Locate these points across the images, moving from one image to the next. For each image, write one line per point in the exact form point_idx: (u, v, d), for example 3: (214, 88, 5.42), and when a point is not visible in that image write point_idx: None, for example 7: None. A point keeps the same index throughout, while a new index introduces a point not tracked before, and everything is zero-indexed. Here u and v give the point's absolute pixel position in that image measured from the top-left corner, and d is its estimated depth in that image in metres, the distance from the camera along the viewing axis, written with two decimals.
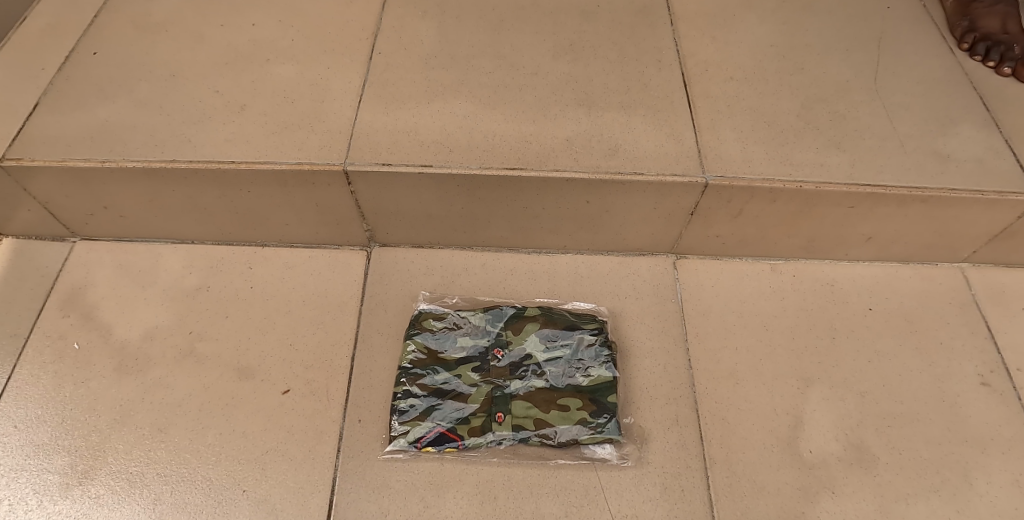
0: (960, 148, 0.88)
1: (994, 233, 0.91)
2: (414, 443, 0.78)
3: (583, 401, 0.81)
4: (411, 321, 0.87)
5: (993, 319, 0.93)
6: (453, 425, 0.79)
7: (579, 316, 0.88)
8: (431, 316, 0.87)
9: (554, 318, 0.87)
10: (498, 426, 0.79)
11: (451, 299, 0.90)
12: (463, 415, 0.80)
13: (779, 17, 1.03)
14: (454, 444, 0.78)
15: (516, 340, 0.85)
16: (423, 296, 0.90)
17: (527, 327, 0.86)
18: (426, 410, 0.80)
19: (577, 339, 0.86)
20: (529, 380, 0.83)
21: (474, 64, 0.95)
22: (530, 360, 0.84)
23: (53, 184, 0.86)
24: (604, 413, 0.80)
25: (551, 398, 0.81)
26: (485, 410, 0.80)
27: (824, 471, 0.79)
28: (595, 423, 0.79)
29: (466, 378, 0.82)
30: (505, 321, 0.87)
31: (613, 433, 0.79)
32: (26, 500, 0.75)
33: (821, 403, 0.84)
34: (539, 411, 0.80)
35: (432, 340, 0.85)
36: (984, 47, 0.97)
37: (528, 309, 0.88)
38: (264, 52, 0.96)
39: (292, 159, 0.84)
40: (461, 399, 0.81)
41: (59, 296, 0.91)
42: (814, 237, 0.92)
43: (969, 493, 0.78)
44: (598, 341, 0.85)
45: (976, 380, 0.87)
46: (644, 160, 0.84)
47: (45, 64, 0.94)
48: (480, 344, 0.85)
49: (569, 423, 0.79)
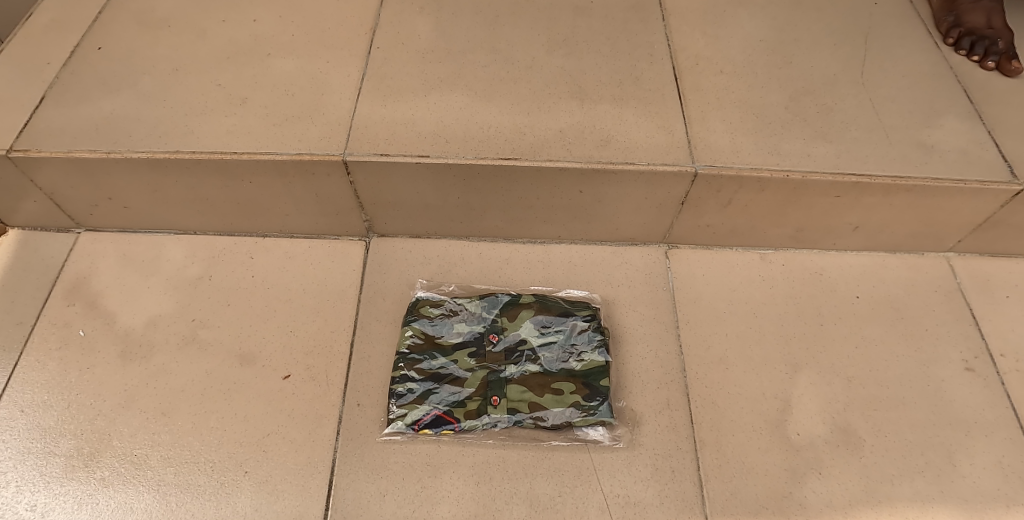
0: (944, 139, 0.91)
1: (978, 222, 0.93)
2: (411, 425, 0.80)
3: (576, 384, 0.83)
4: (408, 308, 0.89)
5: (977, 307, 0.95)
6: (450, 408, 0.81)
7: (573, 303, 0.90)
8: (428, 303, 0.89)
9: (548, 305, 0.89)
10: (494, 409, 0.81)
11: (448, 287, 0.92)
12: (460, 398, 0.82)
13: (769, 12, 1.05)
14: (451, 426, 0.80)
15: (511, 327, 0.87)
16: (421, 284, 0.92)
17: (521, 314, 0.88)
18: (423, 394, 0.82)
19: (570, 326, 0.88)
20: (523, 365, 0.85)
21: (470, 58, 0.97)
22: (525, 346, 0.86)
23: (59, 175, 0.88)
24: (597, 396, 0.82)
25: (545, 382, 0.83)
26: (481, 393, 0.82)
27: (811, 453, 0.81)
28: (588, 406, 0.81)
29: (462, 363, 0.84)
30: (500, 308, 0.89)
31: (605, 415, 0.80)
32: (33, 482, 0.77)
33: (809, 387, 0.86)
34: (533, 394, 0.82)
35: (429, 327, 0.87)
36: (969, 41, 1.00)
37: (523, 297, 0.90)
38: (264, 47, 0.98)
39: (292, 149, 0.86)
40: (457, 383, 0.83)
41: (64, 285, 0.93)
42: (802, 227, 0.94)
43: (952, 474, 0.80)
44: (591, 327, 0.87)
45: (961, 365, 0.89)
46: (635, 151, 0.86)
47: (50, 59, 0.96)
48: (476, 330, 0.87)
49: (562, 405, 0.81)
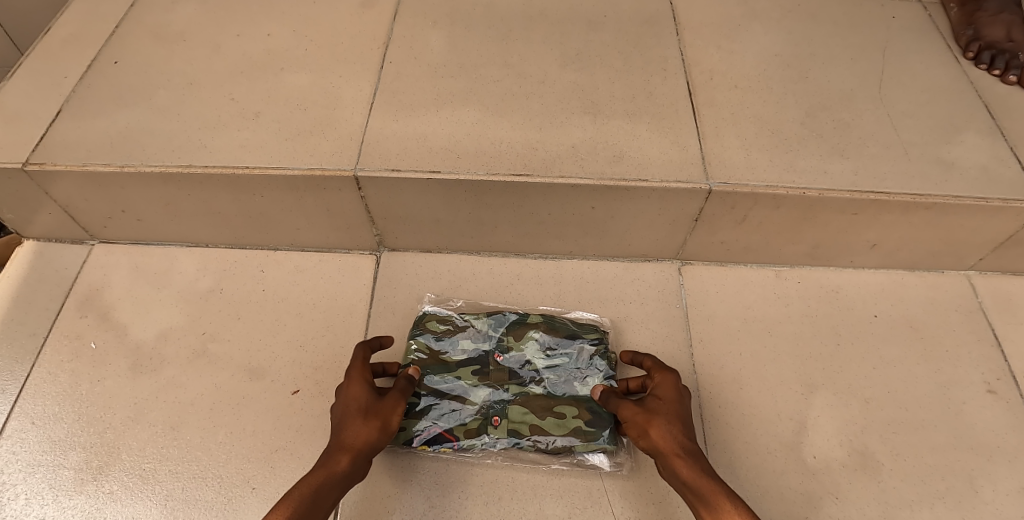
0: (964, 155, 0.89)
1: (1001, 240, 0.91)
2: (409, 441, 0.79)
3: (579, 409, 0.81)
4: (415, 322, 0.88)
5: (999, 327, 0.93)
6: (450, 426, 0.80)
7: (581, 325, 0.88)
8: (434, 318, 0.88)
9: (555, 326, 0.88)
10: (494, 430, 0.80)
11: (455, 302, 0.91)
12: (461, 417, 0.81)
13: (784, 26, 1.04)
14: (450, 445, 0.79)
15: (517, 347, 0.86)
16: (428, 298, 0.92)
17: (528, 334, 0.87)
18: (424, 411, 0.81)
19: (577, 349, 0.86)
20: (527, 387, 0.84)
21: (482, 73, 0.97)
22: (530, 367, 0.85)
23: (73, 188, 0.89)
24: (599, 423, 0.80)
25: (546, 406, 0.82)
26: (481, 413, 0.81)
27: (827, 477, 0.79)
28: (589, 432, 0.79)
29: (465, 381, 0.84)
30: (507, 328, 0.88)
31: (605, 443, 0.78)
32: (42, 495, 0.77)
33: (825, 408, 0.85)
34: (535, 417, 0.81)
35: (433, 341, 0.86)
36: (989, 55, 0.98)
37: (530, 316, 0.89)
38: (278, 61, 0.99)
39: (304, 164, 0.86)
40: (459, 401, 0.82)
41: (77, 297, 0.93)
42: (818, 244, 0.93)
43: (973, 500, 0.78)
44: (597, 350, 0.86)
45: (982, 387, 0.87)
46: (649, 167, 0.86)
47: (68, 73, 0.97)
48: (480, 349, 0.86)
49: (562, 431, 0.79)
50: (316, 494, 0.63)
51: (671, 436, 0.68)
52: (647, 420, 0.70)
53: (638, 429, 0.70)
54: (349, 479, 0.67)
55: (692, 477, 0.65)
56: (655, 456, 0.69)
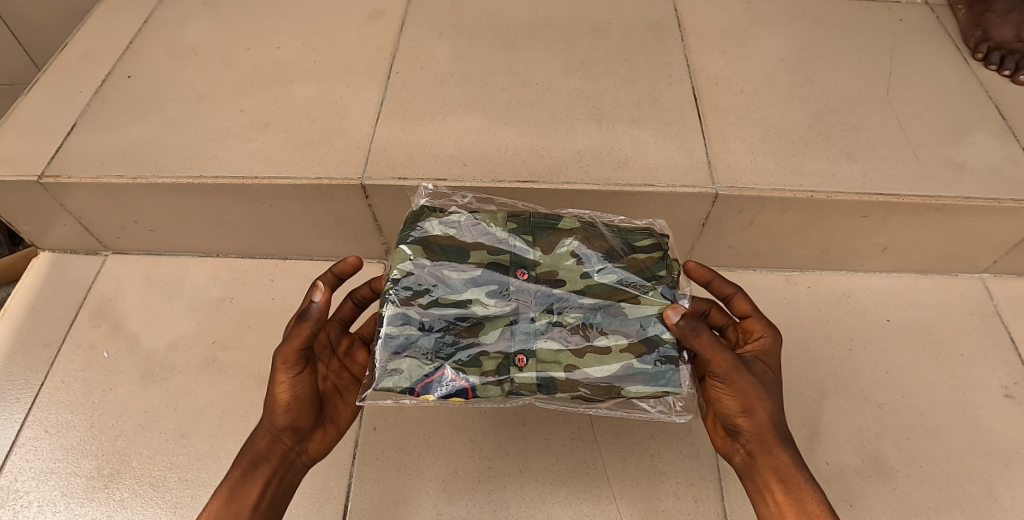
0: (975, 156, 0.88)
1: (1014, 242, 0.89)
2: (408, 388, 0.60)
3: (628, 340, 0.63)
4: (409, 221, 0.69)
5: (1015, 330, 0.91)
6: (462, 366, 0.61)
7: (628, 234, 0.70)
8: (436, 217, 0.69)
9: (595, 235, 0.69)
10: (518, 371, 0.61)
11: (461, 197, 0.77)
12: (475, 354, 0.62)
13: (790, 30, 1.04)
14: (463, 392, 0.60)
15: (546, 260, 0.67)
16: (424, 191, 0.77)
17: (560, 243, 0.68)
18: (424, 345, 0.62)
19: (627, 262, 0.67)
20: (559, 313, 0.64)
21: (488, 81, 0.98)
22: (566, 285, 0.66)
23: (87, 199, 0.91)
24: (654, 357, 0.62)
25: (586, 339, 0.63)
26: (503, 349, 0.62)
27: (840, 484, 0.78)
28: (640, 371, 0.61)
29: (480, 305, 0.64)
30: (533, 231, 0.69)
31: (666, 384, 0.61)
32: (54, 502, 0.78)
33: (837, 413, 0.83)
34: (570, 355, 0.62)
35: (435, 252, 0.66)
36: (999, 56, 0.97)
37: (564, 222, 0.70)
38: (287, 73, 1.00)
39: (312, 174, 0.86)
40: (471, 332, 0.63)
41: (90, 307, 0.95)
42: (827, 248, 0.92)
43: (992, 507, 0.76)
44: (654, 262, 0.68)
45: (999, 392, 0.85)
46: (654, 172, 0.85)
47: (83, 88, 0.99)
48: (499, 261, 0.66)
49: (606, 370, 0.61)
50: (232, 499, 0.61)
51: (774, 421, 0.62)
52: (759, 399, 0.61)
53: (744, 404, 0.61)
54: (270, 469, 0.64)
55: (789, 473, 0.61)
56: (748, 432, 0.63)
